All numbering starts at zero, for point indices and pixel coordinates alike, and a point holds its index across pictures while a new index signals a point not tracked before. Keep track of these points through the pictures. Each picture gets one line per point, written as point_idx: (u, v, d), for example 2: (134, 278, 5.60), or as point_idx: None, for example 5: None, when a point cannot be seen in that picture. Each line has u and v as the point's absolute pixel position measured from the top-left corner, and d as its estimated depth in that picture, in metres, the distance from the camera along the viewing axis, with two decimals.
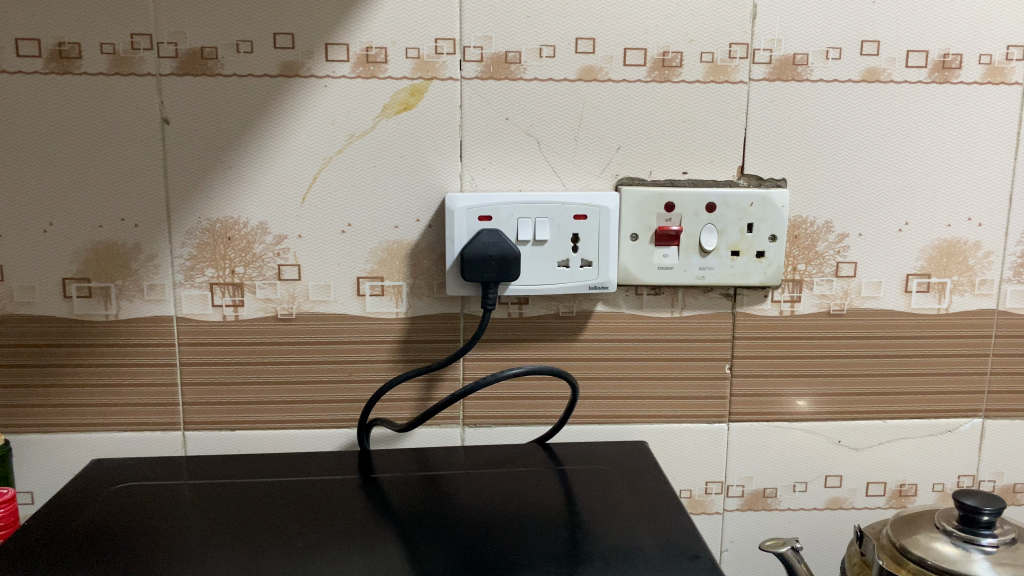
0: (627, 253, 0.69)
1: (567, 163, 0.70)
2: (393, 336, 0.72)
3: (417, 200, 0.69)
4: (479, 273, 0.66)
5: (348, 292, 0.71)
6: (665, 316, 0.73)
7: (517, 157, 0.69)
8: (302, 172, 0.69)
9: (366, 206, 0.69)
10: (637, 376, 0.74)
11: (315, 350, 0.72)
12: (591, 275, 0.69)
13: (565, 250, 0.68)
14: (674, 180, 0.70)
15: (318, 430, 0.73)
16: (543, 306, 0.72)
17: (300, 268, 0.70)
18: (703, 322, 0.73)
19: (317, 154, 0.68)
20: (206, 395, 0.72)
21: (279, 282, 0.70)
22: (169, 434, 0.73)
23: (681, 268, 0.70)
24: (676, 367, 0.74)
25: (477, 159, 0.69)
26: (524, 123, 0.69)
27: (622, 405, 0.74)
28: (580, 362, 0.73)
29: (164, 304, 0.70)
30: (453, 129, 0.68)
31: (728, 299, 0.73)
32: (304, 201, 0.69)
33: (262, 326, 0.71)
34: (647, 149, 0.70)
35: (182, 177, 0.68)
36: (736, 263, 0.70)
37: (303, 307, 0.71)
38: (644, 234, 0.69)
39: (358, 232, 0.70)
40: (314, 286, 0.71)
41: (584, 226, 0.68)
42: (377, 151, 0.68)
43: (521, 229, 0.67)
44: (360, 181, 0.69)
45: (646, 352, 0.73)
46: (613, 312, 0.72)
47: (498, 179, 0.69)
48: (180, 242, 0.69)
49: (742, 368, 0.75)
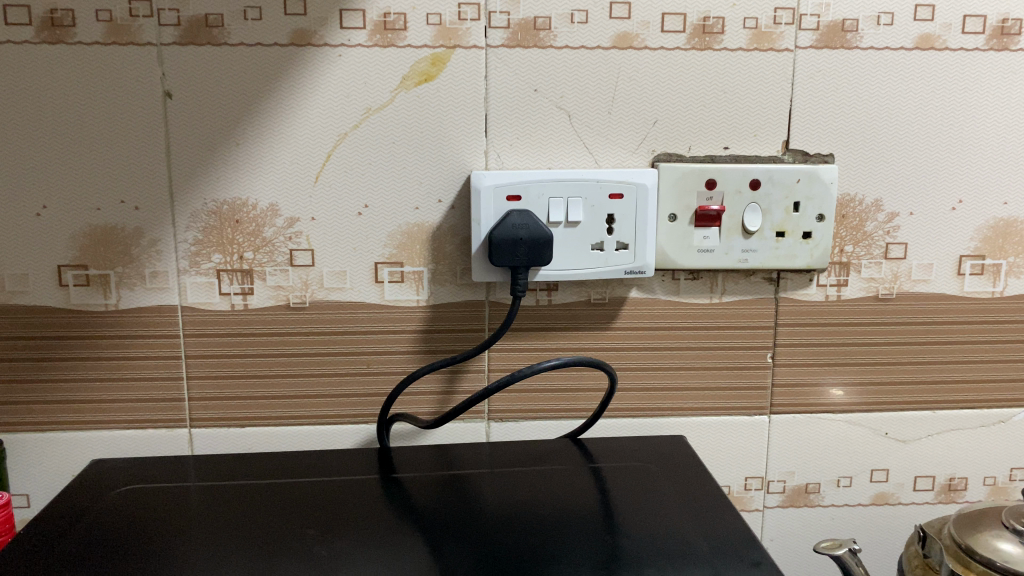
0: (665, 235, 0.65)
1: (600, 138, 0.65)
2: (414, 325, 0.67)
3: (439, 178, 0.64)
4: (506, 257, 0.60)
5: (365, 278, 0.66)
6: (704, 302, 0.68)
7: (546, 132, 0.64)
8: (315, 149, 0.64)
9: (385, 186, 0.64)
10: (673, 366, 0.69)
11: (330, 341, 0.67)
12: (626, 259, 0.64)
13: (600, 232, 0.63)
14: (714, 156, 0.66)
15: (333, 427, 0.69)
16: (574, 292, 0.67)
17: (314, 252, 0.65)
18: (745, 308, 0.69)
19: (331, 129, 0.63)
20: (214, 390, 0.67)
21: (291, 268, 0.65)
22: (175, 432, 0.68)
23: (722, 251, 0.65)
24: (715, 356, 0.70)
25: (503, 134, 0.64)
26: (555, 95, 0.64)
27: (657, 396, 0.70)
28: (612, 352, 0.69)
29: (167, 293, 0.66)
30: (477, 102, 0.63)
31: (770, 284, 0.68)
32: (317, 181, 0.64)
33: (273, 316, 0.66)
34: (686, 123, 0.65)
35: (187, 155, 0.63)
36: (781, 244, 0.66)
37: (318, 295, 0.66)
38: (683, 214, 0.64)
39: (376, 214, 0.65)
40: (328, 272, 0.66)
41: (620, 205, 0.63)
42: (395, 126, 0.63)
43: (552, 210, 0.62)
44: (378, 159, 0.64)
45: (683, 341, 0.69)
46: (649, 298, 0.68)
47: (527, 156, 0.65)
48: (184, 226, 0.64)
49: (784, 356, 0.70)
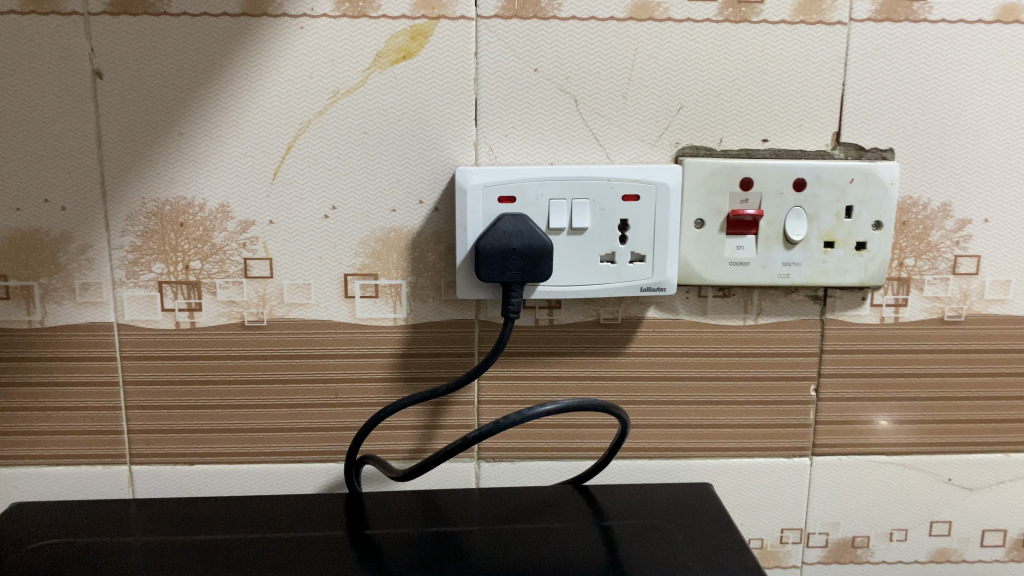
0: (690, 244, 0.54)
1: (613, 128, 0.54)
2: (390, 348, 0.57)
3: (420, 175, 0.54)
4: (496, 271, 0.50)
5: (333, 293, 0.56)
6: (735, 324, 0.57)
7: (548, 121, 0.54)
8: (273, 140, 0.54)
9: (355, 184, 0.54)
10: (697, 398, 0.59)
11: (292, 366, 0.57)
12: (642, 273, 0.53)
13: (611, 240, 0.52)
14: (750, 150, 0.55)
15: (297, 467, 0.59)
16: (580, 312, 0.56)
17: (271, 262, 0.55)
18: (784, 332, 0.58)
19: (291, 116, 0.53)
20: (157, 421, 0.58)
21: (245, 281, 0.55)
22: (112, 469, 0.58)
23: (759, 264, 0.55)
24: (747, 387, 0.59)
25: (496, 123, 0.54)
26: (558, 77, 0.53)
27: (678, 434, 0.59)
28: (625, 382, 0.58)
29: (102, 308, 0.56)
30: (465, 84, 0.53)
31: (815, 303, 0.57)
32: (275, 177, 0.54)
33: (226, 336, 0.56)
34: (716, 111, 0.54)
35: (121, 146, 0.53)
36: (830, 257, 0.55)
37: (277, 312, 0.56)
38: (712, 219, 0.54)
39: (345, 217, 0.55)
40: (289, 285, 0.56)
41: (636, 209, 0.52)
42: (368, 112, 0.53)
43: (553, 214, 0.52)
44: (347, 152, 0.54)
45: (709, 369, 0.58)
46: (669, 319, 0.57)
47: (525, 149, 0.54)
48: (119, 230, 0.55)
49: (830, 389, 0.59)
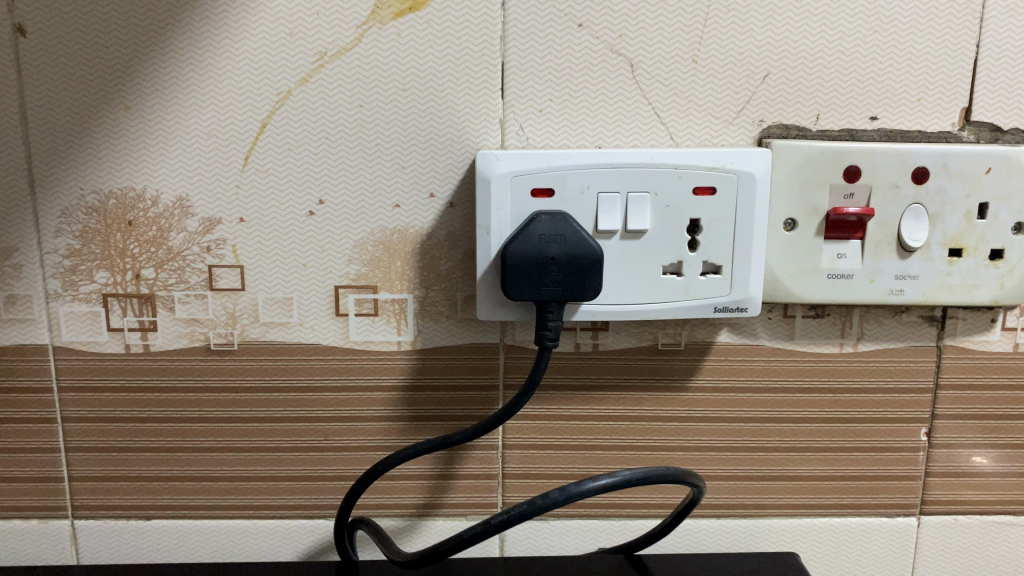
0: (778, 252, 0.42)
1: (679, 102, 0.42)
2: (393, 379, 0.45)
3: (430, 161, 0.42)
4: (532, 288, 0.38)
5: (320, 310, 0.44)
6: (829, 351, 0.46)
7: (596, 92, 0.42)
8: (244, 115, 0.42)
9: (348, 172, 0.42)
10: (777, 443, 0.47)
11: (270, 401, 0.45)
12: (718, 289, 0.41)
13: (677, 247, 0.41)
14: (855, 131, 0.43)
15: (278, 524, 0.47)
16: (633, 335, 0.45)
17: (243, 270, 0.44)
18: (891, 363, 0.46)
19: (266, 84, 0.42)
20: (105, 468, 0.46)
21: (210, 294, 0.44)
22: (52, 524, 0.47)
23: (865, 276, 0.43)
24: (841, 431, 0.47)
25: (529, 95, 0.42)
26: (608, 33, 0.41)
27: (752, 487, 0.47)
28: (687, 422, 0.46)
29: (33, 327, 0.44)
30: (488, 43, 0.41)
31: (931, 326, 0.45)
32: (247, 163, 0.42)
33: (187, 363, 0.45)
34: (812, 80, 0.42)
35: (53, 123, 0.42)
36: (956, 268, 0.43)
37: (250, 333, 0.45)
38: (806, 219, 0.42)
39: (334, 214, 0.43)
40: (265, 300, 0.44)
41: (710, 206, 0.40)
42: (364, 80, 0.41)
43: (603, 212, 0.40)
44: (338, 131, 0.42)
45: (794, 408, 0.46)
46: (746, 345, 0.45)
47: (565, 128, 0.42)
48: (52, 230, 0.43)
49: (947, 433, 0.47)
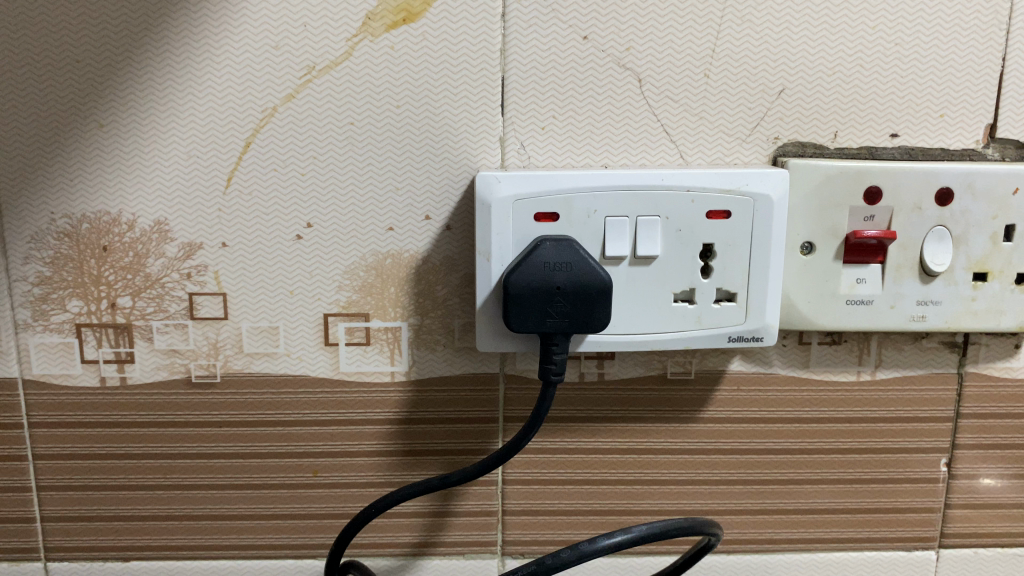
0: (794, 277, 0.40)
1: (689, 119, 0.40)
2: (386, 412, 0.43)
3: (425, 182, 0.40)
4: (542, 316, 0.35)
5: (309, 340, 0.41)
6: (845, 380, 0.43)
7: (602, 108, 0.40)
8: (226, 133, 0.39)
9: (338, 193, 0.40)
10: (791, 476, 0.45)
11: (255, 436, 0.43)
12: (732, 317, 0.39)
13: (689, 273, 0.38)
14: (874, 149, 0.41)
15: (265, 564, 0.45)
16: (640, 364, 0.42)
17: (225, 298, 0.41)
18: (910, 391, 0.44)
19: (250, 101, 0.39)
20: (80, 507, 0.44)
21: (190, 323, 0.41)
22: (24, 567, 0.44)
23: (885, 302, 0.40)
24: (857, 462, 0.45)
25: (531, 112, 0.39)
26: (615, 46, 0.39)
27: (764, 521, 0.45)
28: (697, 454, 0.44)
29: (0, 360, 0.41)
30: (487, 57, 0.39)
31: (952, 353, 0.43)
32: (229, 185, 0.40)
33: (167, 396, 0.42)
34: (830, 95, 0.40)
35: (21, 142, 0.39)
36: (981, 293, 0.40)
37: (233, 364, 0.42)
38: (824, 243, 0.40)
39: (323, 239, 0.40)
40: (250, 329, 0.41)
41: (725, 231, 0.38)
42: (355, 95, 0.39)
43: (611, 237, 0.37)
44: (326, 150, 0.39)
45: (808, 439, 0.44)
46: (760, 374, 0.43)
47: (569, 147, 0.40)
48: (21, 256, 0.40)
49: (967, 463, 0.45)
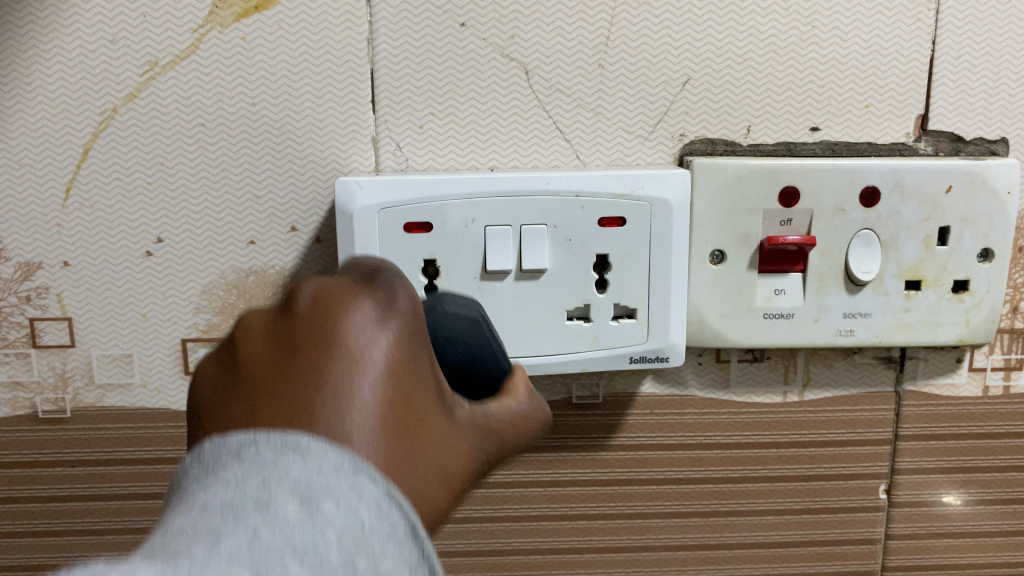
0: (704, 289, 0.36)
1: (585, 115, 0.36)
2: None
3: (289, 190, 0.36)
4: (454, 354, 0.26)
5: (167, 369, 0.37)
6: (770, 401, 0.39)
7: (485, 104, 0.35)
8: (61, 138, 0.35)
9: (192, 204, 0.35)
10: (714, 507, 0.40)
11: (112, 476, 0.38)
12: (632, 337, 0.35)
13: (583, 288, 0.34)
14: (794, 144, 0.36)
15: None
16: (542, 388, 0.38)
17: (71, 323, 0.36)
18: (843, 413, 0.39)
19: (86, 102, 0.34)
20: None
21: (34, 352, 0.37)
22: None
23: (809, 315, 0.36)
24: (787, 491, 0.40)
25: (407, 109, 0.35)
26: (497, 34, 0.35)
27: (686, 558, 0.41)
28: (608, 486, 0.40)
29: None
30: (352, 48, 0.34)
31: (889, 369, 0.39)
32: (68, 198, 0.35)
33: (11, 432, 0.38)
34: (741, 85, 0.36)
35: None
36: (914, 303, 0.36)
37: (84, 398, 0.37)
38: (736, 250, 0.35)
39: (179, 256, 0.36)
40: (101, 358, 0.37)
41: (621, 240, 0.34)
42: (204, 94, 0.34)
43: (492, 249, 0.33)
44: (176, 156, 0.35)
45: (732, 467, 0.40)
46: (675, 396, 0.39)
47: (451, 147, 0.36)
48: None
49: (910, 490, 0.41)
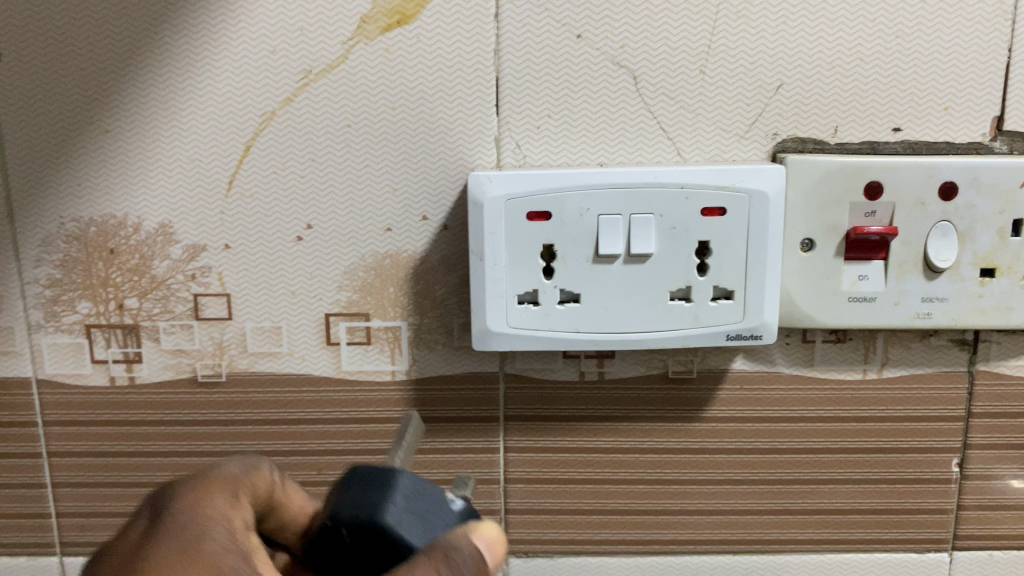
0: (794, 274, 0.40)
1: (686, 116, 0.40)
2: (389, 411, 0.43)
3: (422, 183, 0.40)
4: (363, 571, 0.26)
5: (311, 340, 0.42)
6: (851, 379, 0.43)
7: (596, 107, 0.40)
8: (226, 137, 0.40)
9: (337, 195, 0.40)
10: (796, 476, 0.44)
11: (260, 433, 0.44)
12: (729, 316, 0.38)
13: (685, 271, 0.38)
14: (878, 143, 0.40)
15: None
16: (640, 363, 0.42)
17: (230, 299, 0.42)
18: (920, 391, 0.43)
19: (248, 105, 0.40)
20: (92, 503, 0.45)
21: (196, 324, 0.42)
22: (40, 559, 0.46)
23: (889, 299, 0.40)
24: (865, 461, 0.44)
25: (526, 112, 0.40)
26: (609, 44, 0.39)
27: (769, 522, 0.45)
28: (700, 454, 0.44)
29: (17, 360, 0.43)
30: (480, 57, 0.39)
31: (963, 350, 0.42)
32: (230, 188, 0.40)
33: (174, 394, 0.43)
34: (830, 89, 0.39)
35: (30, 148, 0.40)
36: (988, 289, 0.39)
37: (238, 364, 0.43)
38: (824, 239, 0.39)
39: (324, 240, 0.41)
40: (253, 330, 0.42)
41: (720, 228, 0.38)
42: (351, 98, 0.39)
43: (604, 236, 0.38)
44: (324, 153, 0.40)
45: (814, 439, 0.43)
46: (763, 373, 0.42)
47: (564, 145, 0.40)
48: (33, 259, 0.42)
49: (980, 464, 0.44)
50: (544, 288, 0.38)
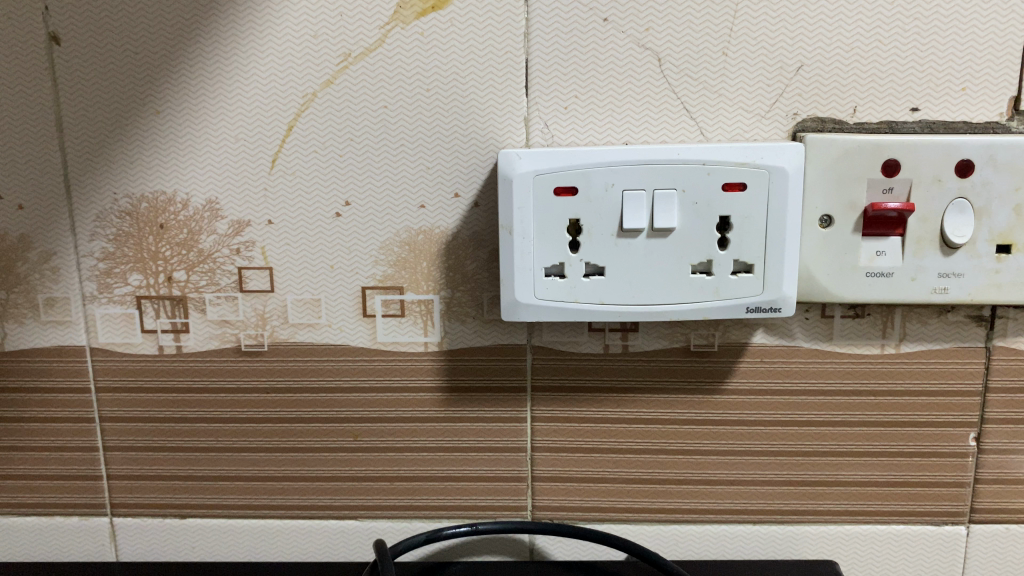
0: (813, 250, 0.41)
1: (709, 97, 0.41)
2: (422, 380, 0.45)
3: (454, 162, 0.42)
4: None
5: (348, 312, 0.44)
6: (869, 353, 0.44)
7: (622, 88, 0.41)
8: (270, 118, 0.42)
9: (373, 173, 0.42)
10: (814, 449, 0.45)
11: (299, 401, 0.46)
12: (749, 289, 0.40)
13: (706, 245, 0.40)
14: (896, 123, 0.41)
15: (312, 526, 0.48)
16: (663, 337, 0.44)
17: (272, 272, 0.44)
18: (937, 366, 0.44)
19: (291, 87, 0.42)
20: (141, 466, 0.47)
21: (240, 296, 0.44)
22: (91, 520, 0.48)
23: (907, 275, 0.41)
24: (883, 435, 0.45)
25: (555, 93, 0.41)
26: (634, 27, 0.40)
27: (788, 493, 0.46)
28: (721, 426, 0.45)
29: (72, 329, 0.45)
30: (511, 41, 0.41)
31: (980, 326, 0.43)
32: (273, 166, 0.43)
33: (218, 362, 0.46)
34: (849, 70, 0.41)
35: (87, 129, 0.43)
36: (1005, 265, 0.40)
37: (279, 334, 0.45)
38: (842, 216, 0.40)
39: (360, 216, 0.43)
40: (293, 302, 0.44)
41: (740, 203, 0.39)
42: (388, 80, 0.41)
43: (628, 211, 0.39)
44: (362, 133, 0.42)
45: (832, 413, 0.45)
46: (783, 347, 0.44)
47: (591, 125, 0.42)
48: (88, 233, 0.44)
49: (997, 439, 0.45)
50: (571, 261, 0.40)
